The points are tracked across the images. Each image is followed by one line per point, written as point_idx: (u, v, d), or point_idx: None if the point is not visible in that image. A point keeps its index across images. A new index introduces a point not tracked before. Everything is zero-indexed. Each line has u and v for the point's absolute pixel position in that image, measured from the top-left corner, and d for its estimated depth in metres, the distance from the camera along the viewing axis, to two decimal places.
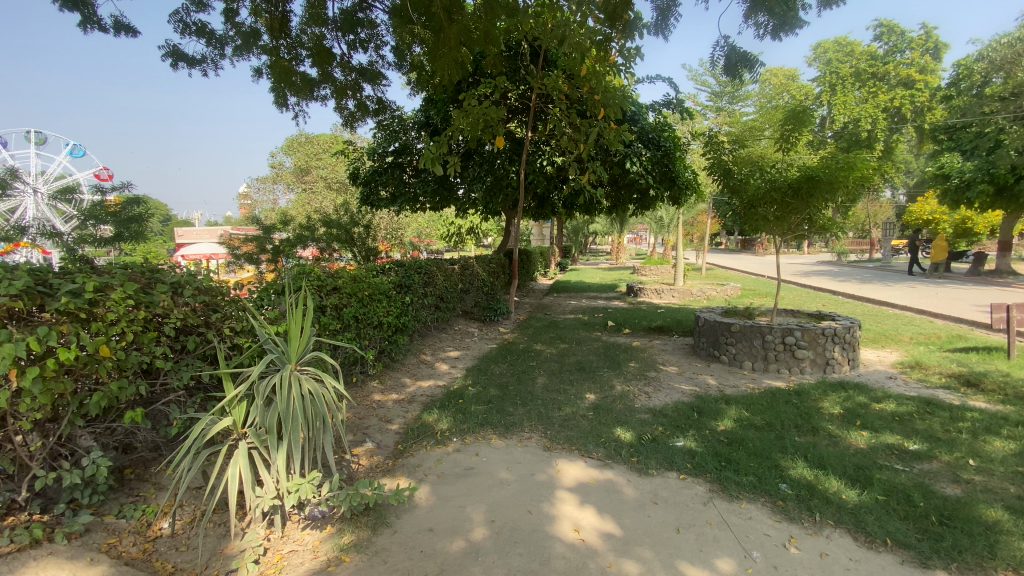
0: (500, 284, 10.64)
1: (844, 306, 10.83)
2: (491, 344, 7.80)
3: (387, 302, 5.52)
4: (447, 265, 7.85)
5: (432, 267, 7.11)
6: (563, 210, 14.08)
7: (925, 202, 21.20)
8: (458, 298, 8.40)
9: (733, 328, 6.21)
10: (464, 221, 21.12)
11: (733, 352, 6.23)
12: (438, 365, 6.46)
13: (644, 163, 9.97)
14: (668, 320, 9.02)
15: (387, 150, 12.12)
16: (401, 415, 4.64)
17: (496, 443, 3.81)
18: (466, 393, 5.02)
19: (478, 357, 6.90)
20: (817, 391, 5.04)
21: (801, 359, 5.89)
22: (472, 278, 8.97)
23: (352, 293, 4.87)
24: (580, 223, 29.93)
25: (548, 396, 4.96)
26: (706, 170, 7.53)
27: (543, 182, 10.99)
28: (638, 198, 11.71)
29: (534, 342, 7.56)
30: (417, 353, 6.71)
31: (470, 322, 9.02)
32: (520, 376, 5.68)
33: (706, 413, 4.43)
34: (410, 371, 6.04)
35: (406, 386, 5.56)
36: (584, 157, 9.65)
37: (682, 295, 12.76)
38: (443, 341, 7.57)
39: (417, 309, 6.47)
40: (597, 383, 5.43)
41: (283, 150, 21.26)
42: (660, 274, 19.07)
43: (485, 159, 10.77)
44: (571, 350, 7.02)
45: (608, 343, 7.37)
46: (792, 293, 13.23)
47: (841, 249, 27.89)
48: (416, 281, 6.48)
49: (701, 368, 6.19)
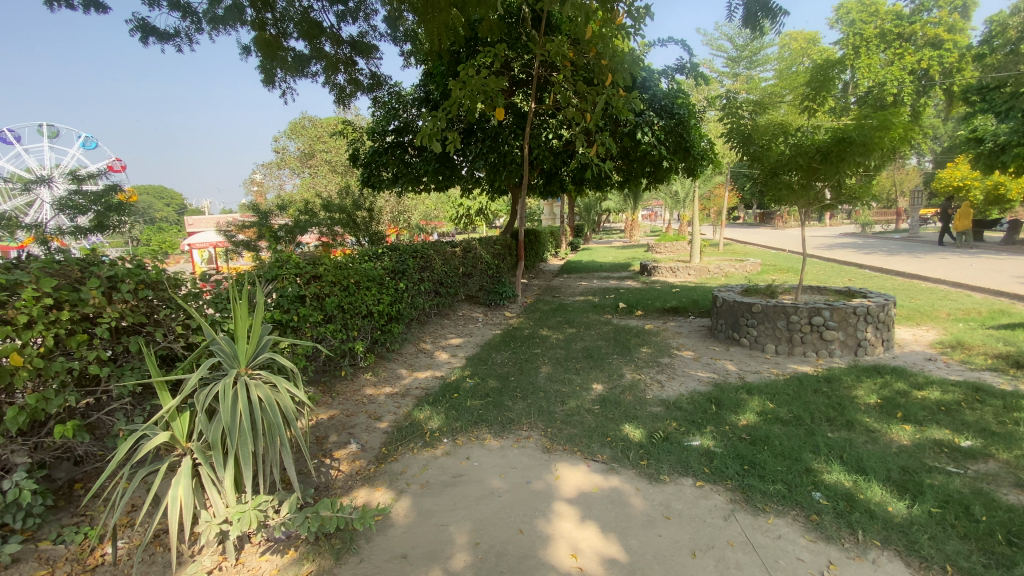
0: (505, 265, 10.22)
1: (873, 281, 10.17)
2: (496, 330, 7.43)
3: (378, 288, 5.16)
4: (447, 248, 7.45)
5: (430, 250, 6.72)
6: (572, 187, 13.52)
7: (955, 169, 20.05)
8: (461, 282, 8.01)
9: (754, 309, 5.72)
10: (472, 202, 20.64)
11: (754, 334, 5.76)
12: (438, 354, 6.12)
13: (656, 133, 9.34)
14: (683, 300, 8.53)
15: (387, 129, 11.62)
16: (392, 410, 4.31)
17: (490, 445, 3.43)
18: (463, 386, 4.66)
19: (480, 344, 6.53)
20: (849, 377, 4.56)
21: (830, 341, 5.39)
22: (476, 260, 8.57)
23: (337, 280, 4.52)
24: (592, 201, 29.20)
25: (551, 388, 4.57)
26: (723, 138, 6.88)
27: (549, 157, 10.43)
28: (651, 170, 11.11)
29: (540, 327, 7.16)
30: (417, 341, 6.37)
31: (474, 307, 8.65)
32: (523, 365, 5.30)
33: (726, 405, 4.00)
34: (407, 361, 5.71)
35: (402, 377, 5.22)
36: (592, 128, 9.10)
37: (698, 273, 12.18)
38: (445, 327, 7.22)
39: (414, 294, 6.11)
40: (605, 372, 5.02)
41: (287, 133, 20.81)
42: (674, 251, 18.44)
43: (488, 134, 10.22)
44: (579, 335, 6.59)
45: (619, 327, 6.93)
46: (815, 268, 12.56)
47: (865, 220, 26.74)
48: (413, 265, 6.11)
49: (719, 352, 5.73)
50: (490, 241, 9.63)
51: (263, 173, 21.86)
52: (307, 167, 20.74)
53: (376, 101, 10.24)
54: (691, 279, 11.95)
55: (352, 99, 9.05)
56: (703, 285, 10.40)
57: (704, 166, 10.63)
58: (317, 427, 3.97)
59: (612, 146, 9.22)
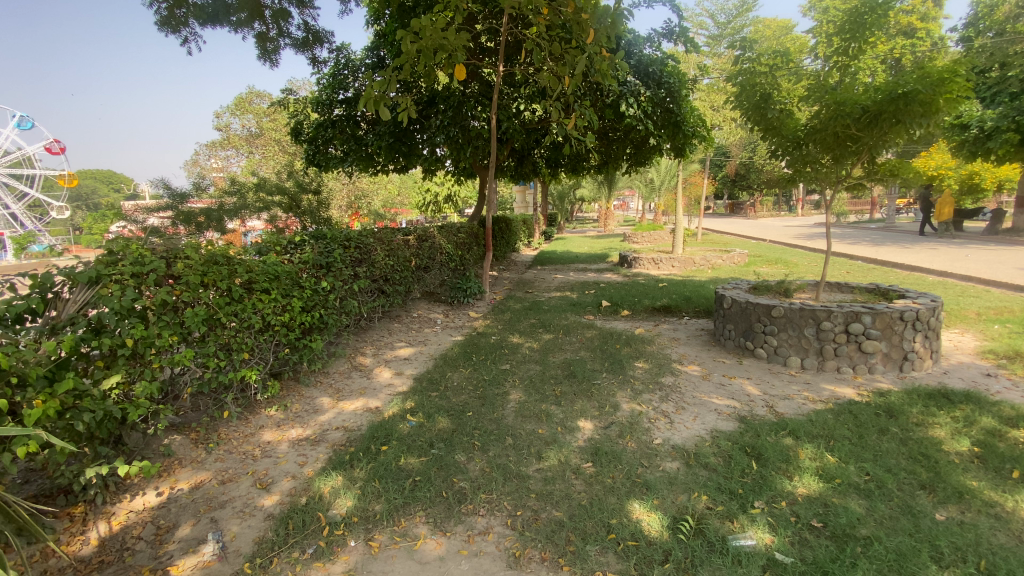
0: (471, 256, 8.89)
1: (873, 274, 9.30)
2: (456, 336, 6.13)
3: (285, 290, 3.79)
4: (396, 236, 6.07)
5: (372, 238, 5.33)
6: (546, 169, 12.25)
7: (930, 155, 18.94)
8: (415, 277, 6.65)
9: (775, 313, 4.59)
10: (439, 186, 19.17)
11: (773, 344, 4.65)
12: (378, 372, 4.79)
13: (643, 105, 8.09)
14: (674, 297, 7.42)
15: (335, 98, 10.07)
16: (292, 473, 2.98)
17: (425, 552, 2.16)
18: (400, 428, 3.35)
19: (434, 356, 5.22)
20: (914, 408, 3.47)
21: (870, 354, 4.31)
22: (435, 251, 7.22)
23: (211, 281, 3.14)
24: (566, 188, 28.02)
25: (522, 429, 3.31)
26: (730, 97, 5.50)
27: (520, 132, 9.10)
28: (634, 149, 9.95)
29: (509, 333, 5.89)
30: (352, 356, 5.03)
31: (432, 307, 7.32)
32: (484, 391, 4.02)
33: (769, 458, 2.83)
34: (334, 387, 4.36)
35: (321, 412, 3.88)
36: (569, 95, 7.75)
37: (683, 265, 11.12)
38: (392, 334, 5.88)
39: (345, 296, 4.74)
40: (593, 398, 3.80)
41: (231, 109, 18.72)
42: (653, 241, 17.59)
43: (450, 103, 8.77)
44: (556, 343, 5.37)
45: (604, 332, 5.72)
46: (805, 260, 11.68)
47: (840, 210, 26.33)
48: (343, 258, 4.72)
49: (731, 367, 4.60)
50: (454, 228, 8.25)
51: (203, 152, 19.56)
52: (256, 146, 18.79)
53: (318, 64, 8.67)
54: (676, 272, 10.89)
55: (276, 54, 7.40)
56: (691, 278, 9.34)
57: (693, 146, 9.49)
58: (167, 512, 2.61)
59: (593, 118, 7.94)
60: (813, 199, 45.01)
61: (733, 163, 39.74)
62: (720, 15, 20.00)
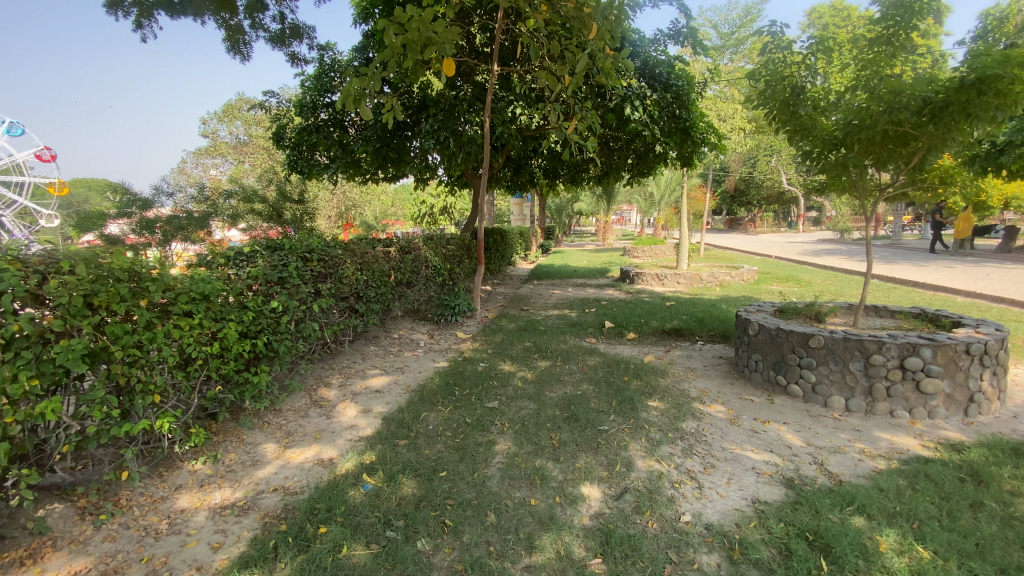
0: (462, 270, 8.17)
1: (895, 294, 8.61)
2: (440, 362, 5.37)
3: (215, 311, 3.06)
4: (373, 247, 5.33)
5: (340, 249, 4.60)
6: (544, 178, 11.58)
7: None
8: (395, 294, 5.90)
9: (812, 343, 3.88)
10: (434, 197, 18.55)
11: (810, 381, 3.92)
12: (341, 408, 4.06)
13: (649, 108, 7.38)
14: (684, 318, 6.69)
15: (319, 101, 9.39)
16: (199, 564, 2.23)
17: None
18: (352, 496, 2.60)
19: (411, 388, 4.47)
20: (1006, 471, 2.74)
21: (930, 395, 3.59)
22: (419, 264, 6.48)
23: (102, 303, 2.43)
24: (565, 201, 27.48)
25: (508, 499, 2.56)
26: (757, 93, 4.80)
27: (516, 138, 8.45)
28: (638, 157, 9.27)
29: (500, 360, 5.16)
30: (313, 390, 4.27)
31: (416, 326, 6.58)
32: (465, 438, 3.28)
33: (839, 553, 2.10)
34: (285, 431, 3.60)
35: (261, 465, 3.14)
36: (569, 96, 7.06)
37: (689, 282, 10.42)
38: (365, 361, 5.14)
39: (302, 317, 4.00)
40: (600, 451, 3.05)
41: (219, 115, 18.05)
42: (653, 255, 16.95)
43: (440, 106, 8.11)
44: (554, 373, 4.63)
45: (608, 359, 4.98)
46: (818, 277, 10.99)
47: (844, 226, 25.80)
48: (302, 272, 3.98)
49: (762, 408, 3.88)
50: (443, 239, 7.54)
51: (190, 160, 18.86)
52: (244, 154, 18.13)
53: (298, 62, 7.93)
54: (682, 289, 10.19)
55: (249, 49, 6.73)
56: (700, 297, 8.63)
57: (701, 155, 8.83)
58: None
59: (594, 122, 7.26)
60: (813, 215, 44.68)
61: (733, 178, 39.39)
62: (723, 26, 19.49)
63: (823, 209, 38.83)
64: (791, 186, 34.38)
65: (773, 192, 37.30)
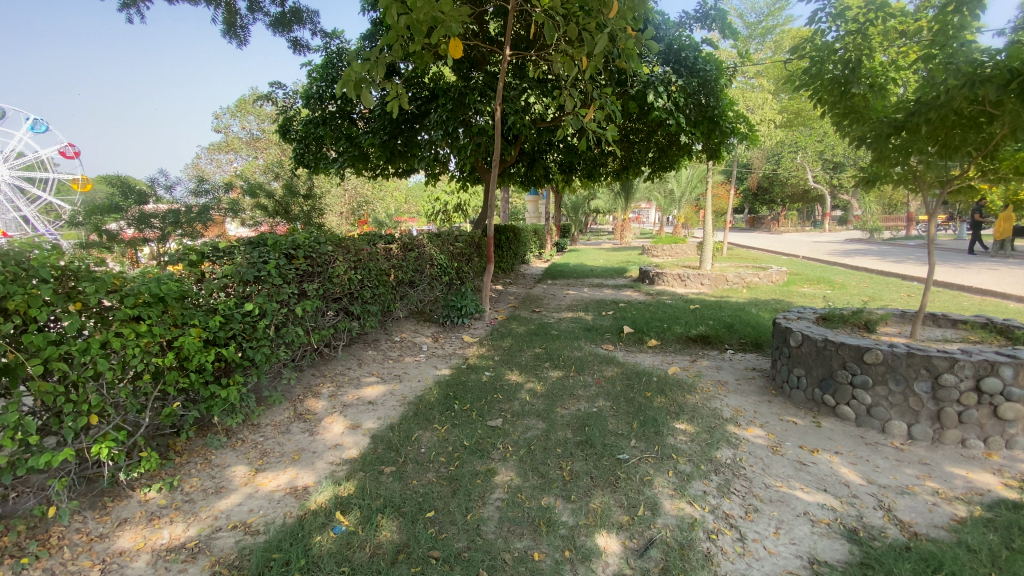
0: (471, 269, 7.72)
1: (941, 299, 7.89)
2: (442, 369, 4.91)
3: (173, 316, 2.67)
4: (370, 244, 4.89)
5: (331, 246, 4.16)
6: (560, 173, 11.07)
7: None
8: (396, 294, 5.46)
9: (869, 358, 3.32)
10: (448, 193, 18.18)
11: (866, 402, 3.36)
12: (327, 422, 3.64)
13: (674, 95, 6.81)
14: (711, 323, 6.12)
15: (327, 92, 8.96)
16: None
17: None
18: (319, 543, 2.18)
19: (407, 400, 4.03)
20: None
21: (1013, 423, 3.03)
22: (423, 262, 6.02)
23: (19, 309, 2.04)
24: (582, 198, 26.85)
25: (506, 553, 2.11)
26: (804, 73, 4.21)
27: (530, 128, 7.95)
28: (661, 149, 8.70)
29: (507, 368, 4.69)
30: (298, 401, 3.85)
31: (420, 329, 6.14)
32: (460, 466, 2.82)
33: None
34: (259, 451, 3.18)
35: (226, 493, 2.74)
36: (588, 82, 6.54)
37: (714, 283, 9.81)
38: (361, 367, 4.71)
39: (284, 321, 3.58)
40: (619, 488, 2.56)
41: (233, 110, 17.88)
42: (674, 254, 16.29)
43: (450, 95, 7.67)
44: (566, 386, 4.14)
45: (628, 371, 4.47)
46: (853, 279, 10.26)
47: (874, 225, 24.70)
48: (285, 271, 3.56)
49: (807, 433, 3.34)
50: (451, 236, 7.10)
51: (204, 155, 18.75)
52: (257, 149, 17.93)
53: (301, 48, 7.51)
54: (706, 290, 9.59)
55: (246, 32, 6.32)
56: (726, 299, 8.03)
57: (730, 148, 8.21)
58: None
59: (615, 109, 6.72)
60: (839, 213, 43.20)
61: (756, 175, 38.21)
62: (750, 16, 18.69)
63: (850, 208, 37.45)
64: (817, 184, 33.14)
65: (798, 190, 36.09)
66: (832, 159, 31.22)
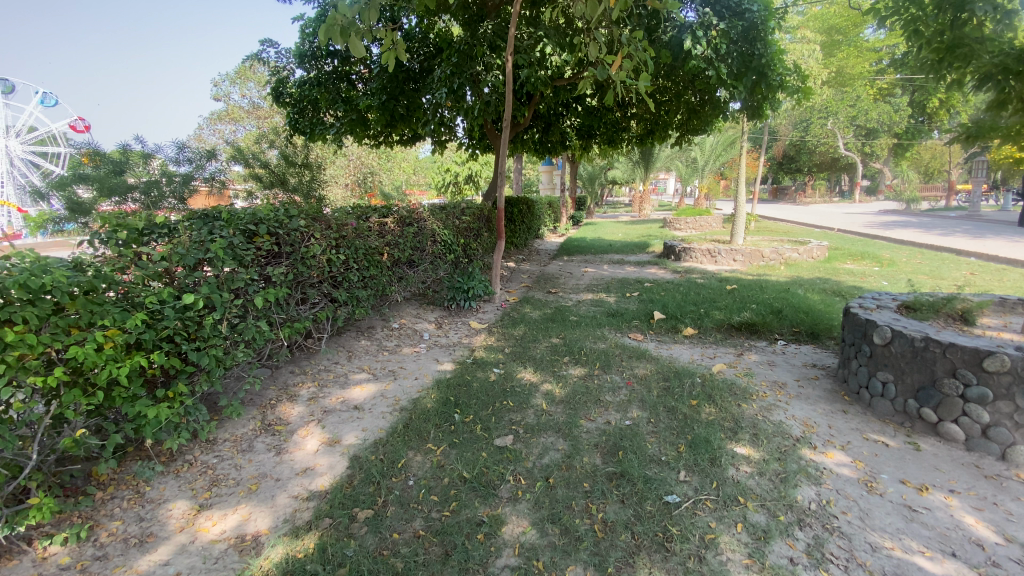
0: (481, 245, 6.98)
1: (1010, 278, 6.96)
2: (444, 363, 4.23)
3: (74, 316, 2.03)
4: (357, 218, 4.15)
5: (303, 219, 3.44)
6: (578, 140, 10.15)
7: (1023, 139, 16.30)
8: (393, 275, 4.74)
9: (990, 365, 2.55)
10: (459, 164, 17.33)
11: (981, 420, 2.61)
12: (300, 435, 2.99)
13: (715, 41, 5.84)
14: (756, 307, 5.32)
15: (321, 51, 8.18)
16: None
17: None
18: None
19: (400, 404, 3.36)
20: None
21: None
22: (424, 239, 5.28)
23: None
24: (599, 168, 25.77)
25: None
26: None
27: (545, 86, 7.07)
28: (694, 109, 7.74)
29: (520, 364, 3.98)
30: (268, 408, 3.21)
31: (422, 313, 5.45)
32: (457, 513, 2.14)
33: None
34: (209, 479, 2.55)
35: (155, 544, 2.12)
36: (614, 27, 5.61)
37: (748, 259, 8.94)
38: (349, 362, 4.05)
39: (244, 313, 2.92)
40: (670, 555, 1.88)
41: (232, 77, 17.02)
42: (698, 227, 15.35)
43: (455, 47, 6.80)
44: (591, 389, 3.43)
45: (664, 369, 3.73)
46: (903, 254, 9.28)
47: (911, 196, 23.27)
48: (241, 252, 2.87)
49: (906, 458, 2.60)
50: (457, 209, 6.33)
51: (205, 126, 18.00)
52: (259, 118, 17.15)
53: None
54: (738, 268, 8.77)
55: None
56: (765, 278, 7.19)
57: (774, 106, 7.21)
58: None
59: (646, 58, 5.72)
60: (868, 182, 41.34)
61: (781, 143, 36.41)
62: None
63: (881, 177, 35.62)
64: (848, 151, 31.47)
65: (826, 158, 34.35)
66: (865, 125, 29.45)
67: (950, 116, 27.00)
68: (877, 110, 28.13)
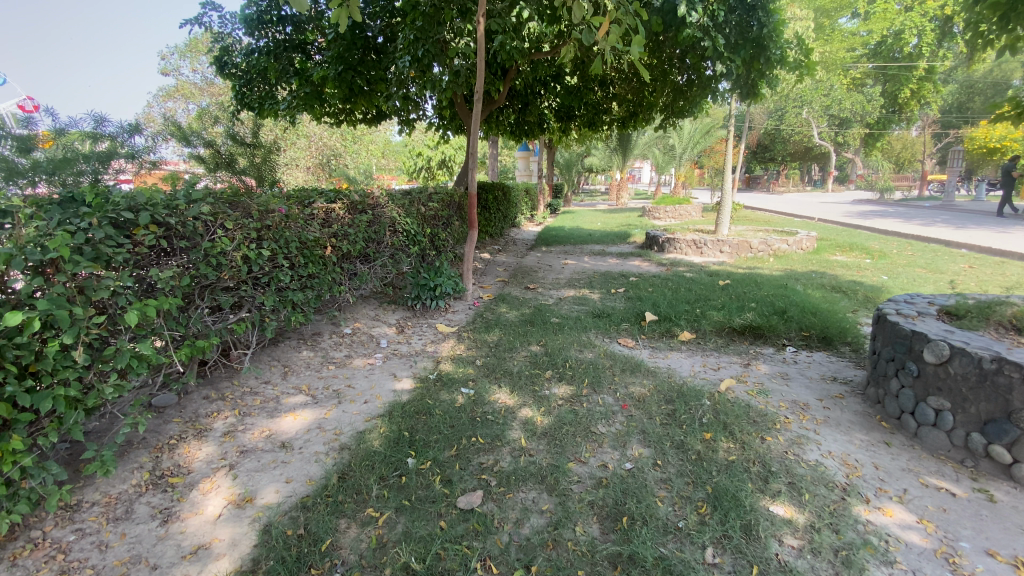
0: (451, 235, 6.25)
1: (1010, 271, 6.60)
2: (402, 378, 3.53)
3: None
4: (290, 204, 3.37)
5: (207, 206, 2.67)
6: (557, 122, 9.45)
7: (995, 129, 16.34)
8: (341, 273, 3.98)
9: None
10: (432, 147, 16.42)
11: None
12: (200, 490, 2.26)
13: (713, 7, 5.19)
14: (757, 307, 4.76)
15: (269, 14, 7.21)
16: None
17: None
18: None
19: (338, 441, 2.65)
20: None
21: None
22: (381, 229, 4.53)
23: None
24: (576, 154, 25.14)
25: None
26: None
27: (521, 58, 6.34)
28: (683, 88, 7.12)
29: (492, 382, 3.30)
30: (165, 451, 2.47)
31: (380, 315, 4.71)
32: None
33: None
34: (54, 569, 1.83)
35: None
36: None
37: (736, 251, 8.45)
38: (283, 380, 3.31)
39: (114, 331, 2.17)
40: None
41: (183, 50, 15.61)
42: (679, 215, 14.91)
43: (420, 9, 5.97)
44: (579, 416, 2.78)
45: (666, 388, 3.11)
46: (892, 245, 8.94)
47: (884, 185, 23.39)
48: (107, 250, 2.12)
49: (982, 515, 2.04)
50: (422, 195, 5.57)
51: (155, 103, 16.56)
52: (213, 95, 15.84)
53: None
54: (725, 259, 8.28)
55: None
56: (758, 272, 6.69)
57: (770, 85, 6.62)
58: None
59: (637, 23, 5.03)
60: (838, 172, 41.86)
61: (756, 132, 36.42)
62: None
63: (852, 166, 36.03)
64: (822, 141, 31.64)
65: (800, 148, 34.53)
66: (839, 114, 29.58)
67: (921, 106, 27.23)
68: (851, 99, 28.21)
